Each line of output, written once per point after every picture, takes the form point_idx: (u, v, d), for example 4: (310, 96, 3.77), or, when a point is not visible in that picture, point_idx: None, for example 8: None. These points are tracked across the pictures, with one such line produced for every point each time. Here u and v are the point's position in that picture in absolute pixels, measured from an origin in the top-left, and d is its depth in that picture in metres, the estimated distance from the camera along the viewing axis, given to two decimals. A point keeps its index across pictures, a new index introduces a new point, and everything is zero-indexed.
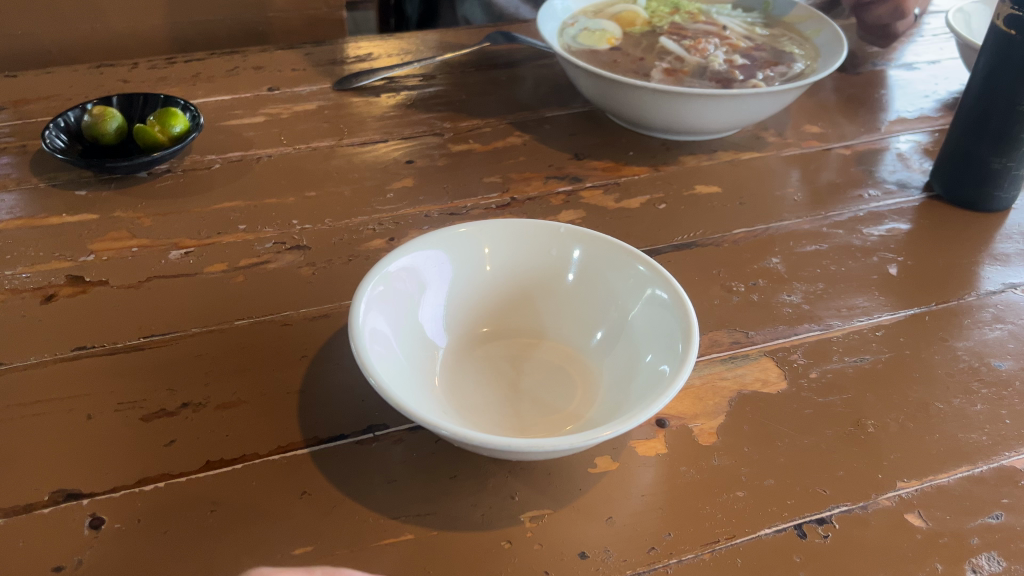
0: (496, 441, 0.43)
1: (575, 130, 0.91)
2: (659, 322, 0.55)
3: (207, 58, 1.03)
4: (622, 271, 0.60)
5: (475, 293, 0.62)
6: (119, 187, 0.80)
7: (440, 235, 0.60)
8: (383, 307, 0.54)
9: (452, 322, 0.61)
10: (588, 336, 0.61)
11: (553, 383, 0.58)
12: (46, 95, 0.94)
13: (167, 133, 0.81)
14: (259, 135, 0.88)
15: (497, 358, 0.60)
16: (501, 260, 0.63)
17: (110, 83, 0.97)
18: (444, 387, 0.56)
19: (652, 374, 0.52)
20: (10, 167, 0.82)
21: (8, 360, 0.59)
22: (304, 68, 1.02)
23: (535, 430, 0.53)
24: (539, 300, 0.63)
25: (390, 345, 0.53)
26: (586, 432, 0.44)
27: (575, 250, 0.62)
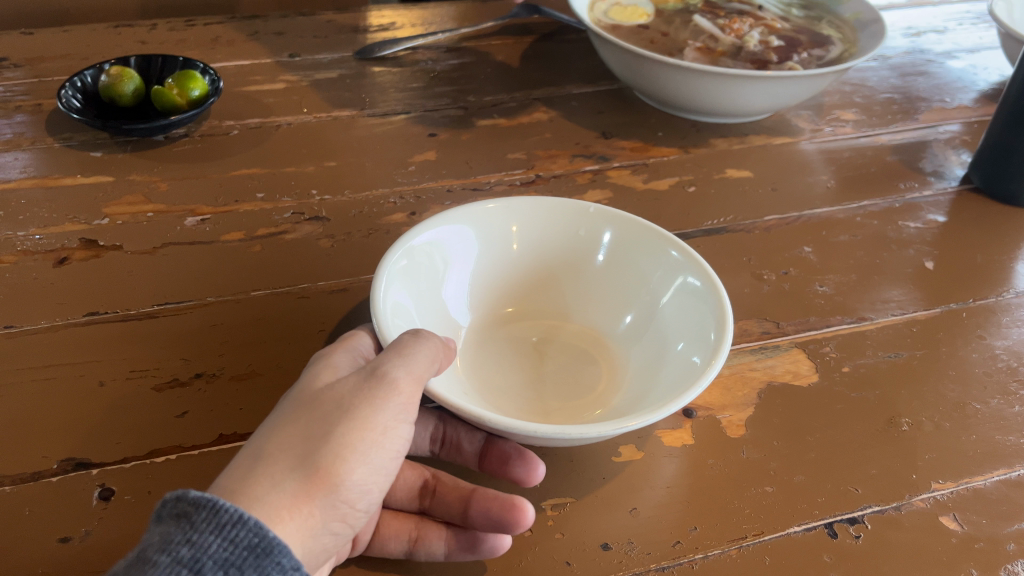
0: (522, 425, 0.41)
1: (603, 107, 0.89)
2: (691, 311, 0.53)
3: (227, 22, 1.01)
4: (654, 256, 0.58)
5: (499, 271, 0.61)
6: (134, 150, 0.78)
7: (466, 209, 0.58)
8: (405, 281, 0.52)
9: (475, 300, 0.59)
10: (615, 322, 0.59)
11: (578, 368, 0.56)
12: (62, 54, 0.92)
13: (186, 96, 0.79)
14: (279, 102, 0.86)
15: (521, 340, 0.58)
16: (529, 238, 0.61)
17: (127, 44, 0.94)
18: (465, 367, 0.54)
19: (682, 365, 0.50)
20: (23, 125, 0.80)
21: (18, 323, 0.58)
22: (325, 35, 0.99)
23: (558, 416, 0.51)
24: (566, 282, 0.61)
25: (412, 322, 0.51)
26: (613, 421, 0.42)
27: (607, 231, 0.60)
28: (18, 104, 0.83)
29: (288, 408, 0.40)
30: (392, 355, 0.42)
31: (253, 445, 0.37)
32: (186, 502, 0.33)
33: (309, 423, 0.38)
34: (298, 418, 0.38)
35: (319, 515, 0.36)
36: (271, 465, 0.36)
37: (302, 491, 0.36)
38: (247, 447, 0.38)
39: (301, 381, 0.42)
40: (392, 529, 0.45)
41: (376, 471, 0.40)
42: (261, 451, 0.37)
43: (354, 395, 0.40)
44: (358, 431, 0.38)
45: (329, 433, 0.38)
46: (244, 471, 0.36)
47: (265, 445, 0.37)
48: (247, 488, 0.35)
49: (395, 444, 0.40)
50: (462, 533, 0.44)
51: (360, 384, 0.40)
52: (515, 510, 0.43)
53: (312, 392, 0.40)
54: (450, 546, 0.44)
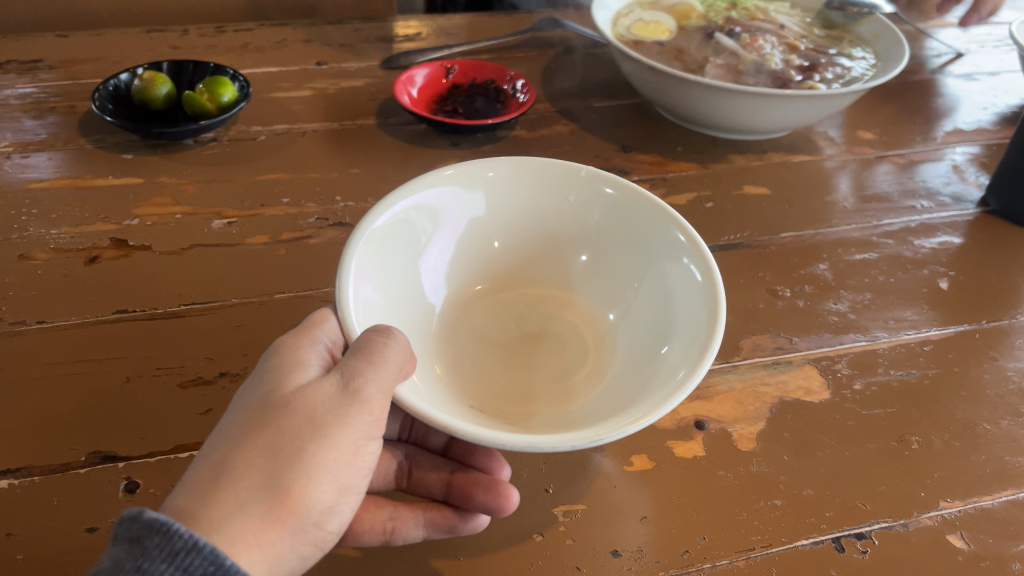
0: (489, 436, 0.40)
1: (623, 121, 0.90)
2: (668, 300, 0.55)
3: (257, 29, 1.02)
4: (631, 238, 0.60)
5: (469, 248, 0.63)
6: (165, 153, 0.80)
7: (426, 179, 0.57)
8: (374, 267, 0.52)
9: (446, 271, 0.61)
10: (590, 295, 0.64)
11: (558, 342, 0.61)
12: (96, 57, 0.94)
13: (216, 102, 0.81)
14: (306, 109, 0.88)
15: (501, 318, 0.63)
16: (499, 208, 0.63)
17: (159, 49, 0.96)
18: (438, 352, 0.57)
19: (656, 352, 0.52)
20: (57, 126, 0.82)
21: (50, 319, 0.60)
22: (351, 44, 1.01)
23: (541, 395, 0.56)
24: (535, 253, 0.65)
25: (385, 311, 0.52)
26: (592, 430, 0.41)
27: (582, 208, 0.63)
28: (52, 106, 0.85)
29: (254, 410, 0.40)
30: (364, 362, 0.42)
31: (218, 458, 0.38)
32: (141, 524, 0.34)
33: (275, 439, 0.38)
34: (267, 426, 0.39)
35: (284, 537, 0.38)
36: (238, 481, 0.37)
37: (269, 514, 0.37)
38: (211, 454, 0.38)
39: (268, 378, 0.42)
40: (366, 523, 0.45)
41: (342, 489, 0.41)
42: (227, 463, 0.37)
43: (326, 407, 0.40)
44: (327, 447, 0.40)
45: (298, 448, 0.39)
46: (208, 485, 0.37)
47: (232, 456, 0.38)
48: (211, 510, 0.36)
49: (360, 457, 0.42)
50: (441, 515, 0.46)
51: (333, 394, 0.41)
52: (501, 497, 0.45)
53: (280, 400, 0.40)
54: (429, 529, 0.46)
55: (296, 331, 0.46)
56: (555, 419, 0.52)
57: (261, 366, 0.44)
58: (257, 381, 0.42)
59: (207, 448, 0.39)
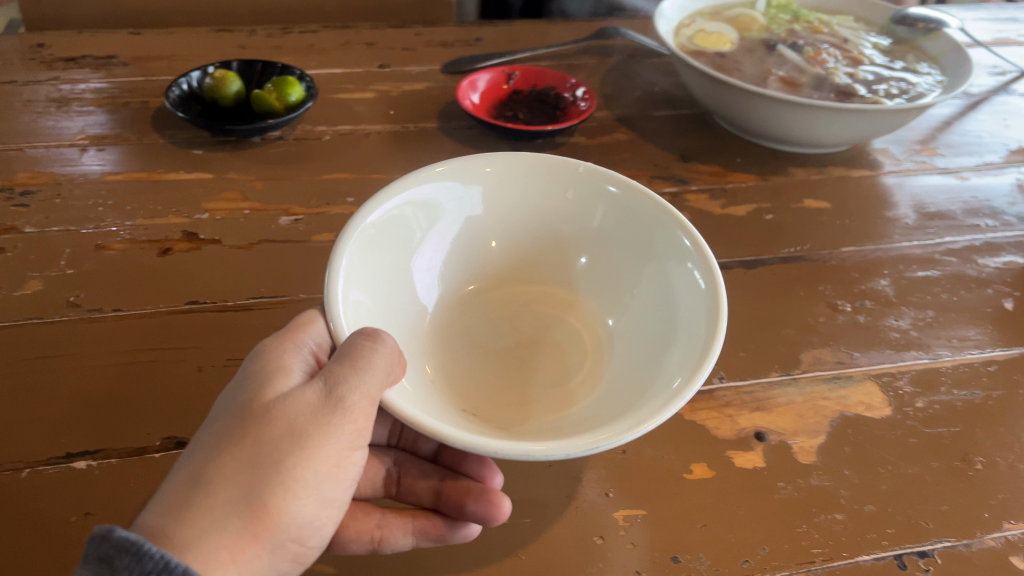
0: (482, 443, 0.39)
1: (682, 130, 0.90)
2: (665, 305, 0.55)
3: (321, 31, 1.04)
4: (628, 240, 0.60)
5: (464, 245, 0.63)
6: (233, 150, 0.82)
7: (417, 175, 0.57)
8: (363, 267, 0.51)
9: (440, 269, 0.61)
10: (587, 295, 0.64)
11: (555, 343, 0.61)
12: (167, 55, 0.97)
13: (284, 101, 0.83)
14: (369, 111, 0.90)
15: (498, 320, 0.63)
16: (494, 206, 0.63)
17: (227, 48, 0.99)
18: (430, 354, 0.57)
19: (651, 358, 0.52)
20: (130, 121, 0.85)
21: (127, 308, 0.62)
22: (413, 48, 1.03)
23: (535, 397, 0.56)
24: (530, 253, 0.66)
25: (376, 311, 0.51)
26: (586, 437, 0.41)
27: (579, 206, 0.63)
28: (125, 101, 0.88)
29: (232, 419, 0.41)
30: (347, 368, 0.42)
31: (195, 470, 0.38)
32: (111, 544, 0.34)
33: (253, 452, 0.39)
34: (244, 436, 0.40)
35: (259, 551, 0.38)
36: (213, 493, 0.37)
37: (244, 529, 0.38)
38: (187, 464, 0.39)
39: (248, 385, 0.43)
40: (353, 531, 0.45)
41: (320, 501, 0.42)
42: (202, 474, 0.38)
43: (306, 416, 0.41)
44: (304, 457, 0.40)
45: (274, 459, 0.39)
46: (183, 496, 0.37)
47: (207, 467, 0.38)
48: (187, 524, 0.36)
49: (339, 467, 0.42)
50: (430, 524, 0.46)
51: (313, 403, 0.42)
52: (491, 506, 0.46)
53: (259, 410, 0.41)
54: (418, 537, 0.46)
55: (281, 335, 0.47)
56: (547, 422, 0.52)
57: (242, 371, 0.44)
58: (238, 388, 0.43)
59: (184, 457, 0.40)
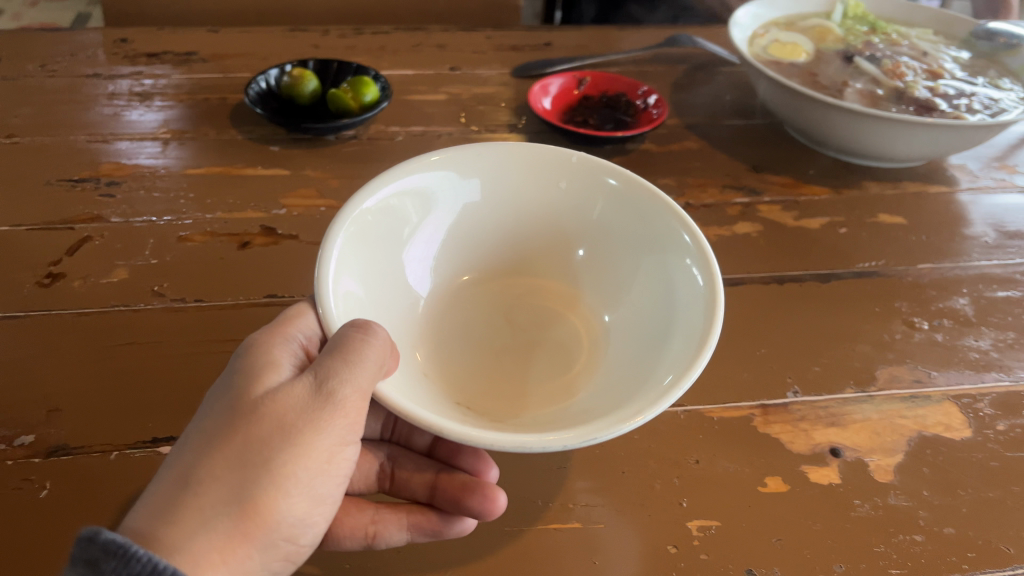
0: (476, 435, 0.40)
1: (752, 140, 0.90)
2: (662, 303, 0.55)
3: (393, 32, 1.06)
4: (626, 235, 0.61)
5: (457, 237, 0.63)
6: (308, 147, 0.83)
7: (410, 164, 0.57)
8: (355, 255, 0.52)
9: (433, 260, 0.62)
10: (585, 288, 0.65)
11: (555, 337, 0.62)
12: (244, 52, 0.99)
13: (359, 101, 0.84)
14: (440, 113, 0.90)
15: (497, 317, 0.64)
16: (490, 195, 0.63)
17: (302, 47, 1.01)
18: (422, 344, 0.58)
19: (643, 356, 0.52)
20: (210, 116, 0.87)
21: (209, 299, 0.63)
22: (483, 51, 1.03)
23: (531, 391, 0.57)
24: (524, 244, 0.66)
25: (368, 298, 0.52)
26: (582, 429, 0.41)
27: (574, 198, 0.63)
28: (204, 97, 0.90)
29: (221, 415, 0.41)
30: (341, 362, 0.42)
31: (184, 470, 0.38)
32: (97, 547, 0.33)
33: (243, 450, 0.39)
34: (234, 433, 0.40)
35: (249, 550, 0.38)
36: (203, 493, 0.38)
37: (235, 529, 0.38)
38: (177, 462, 0.39)
39: (238, 380, 0.43)
40: (346, 527, 0.46)
41: (311, 498, 0.42)
42: (192, 473, 0.38)
43: (295, 412, 0.41)
44: (295, 453, 0.40)
45: (265, 456, 0.40)
46: (174, 494, 0.37)
47: (197, 465, 0.38)
48: (178, 524, 0.36)
49: (330, 463, 0.43)
50: (425, 519, 0.47)
51: (304, 397, 0.42)
52: (488, 502, 0.47)
53: (249, 407, 0.41)
54: (413, 533, 0.47)
55: (270, 328, 0.47)
56: (538, 415, 0.53)
57: (231, 366, 0.44)
58: (227, 383, 0.43)
59: (173, 455, 0.40)
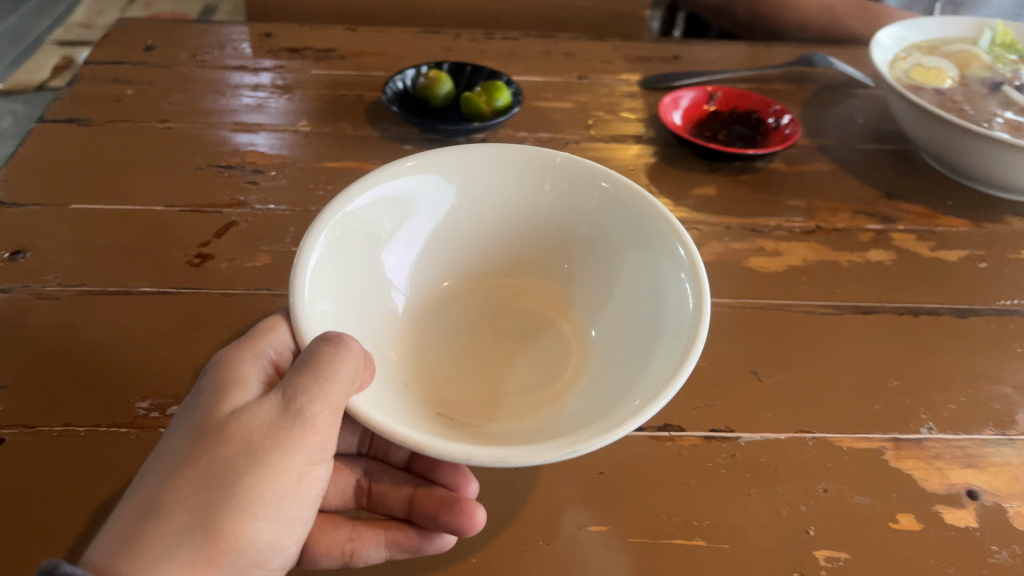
0: (455, 451, 0.39)
1: (886, 166, 0.87)
2: (650, 319, 0.54)
3: (523, 38, 1.07)
4: (616, 237, 0.61)
5: (439, 241, 0.64)
6: (440, 148, 0.85)
7: (387, 169, 0.58)
8: (338, 254, 0.53)
9: (413, 266, 0.63)
10: (572, 290, 0.65)
11: (543, 341, 0.63)
12: (379, 52, 1.02)
13: (491, 105, 0.86)
14: (569, 121, 0.92)
15: (480, 324, 0.64)
16: (468, 202, 0.63)
17: (434, 49, 1.03)
18: (399, 343, 0.59)
19: (625, 371, 0.51)
20: (347, 112, 0.90)
21: None
22: (612, 61, 1.04)
23: (509, 398, 0.57)
24: (510, 247, 0.67)
25: (346, 300, 0.53)
26: (565, 442, 0.41)
27: (558, 199, 0.63)
28: (342, 93, 0.94)
29: (185, 439, 0.41)
30: (310, 378, 0.42)
31: (148, 496, 0.39)
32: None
33: (209, 473, 0.40)
34: (199, 457, 0.40)
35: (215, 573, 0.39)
36: (167, 520, 0.38)
37: (200, 554, 0.38)
38: (141, 490, 0.40)
39: (206, 399, 0.43)
40: (323, 546, 0.46)
41: (281, 520, 0.42)
42: (154, 501, 0.39)
43: (263, 432, 0.42)
44: (261, 475, 0.41)
45: (229, 480, 0.40)
46: (136, 523, 0.38)
47: (161, 491, 0.39)
48: (140, 553, 0.37)
49: (301, 484, 0.43)
50: (403, 536, 0.47)
51: (271, 417, 0.42)
52: (467, 518, 0.47)
53: (217, 429, 0.41)
54: (391, 550, 0.47)
55: (239, 344, 0.48)
56: (512, 426, 0.53)
57: (199, 386, 0.45)
58: (196, 402, 0.44)
59: (137, 481, 0.40)
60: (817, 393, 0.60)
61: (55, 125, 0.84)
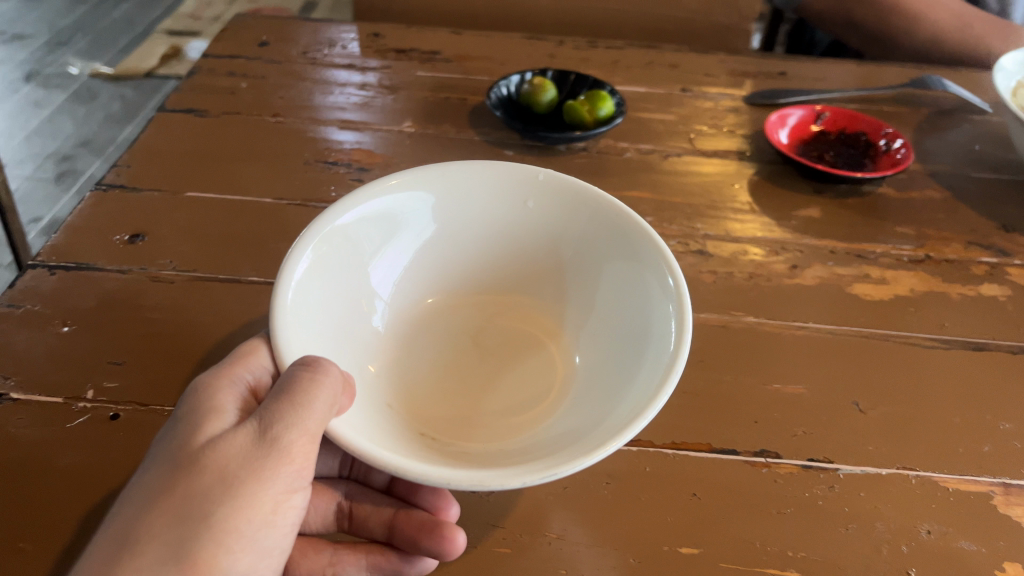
0: (431, 474, 0.40)
1: (1003, 197, 0.84)
2: (634, 346, 0.54)
3: (626, 48, 1.07)
4: (606, 259, 0.61)
5: (422, 261, 0.65)
6: (541, 155, 0.86)
7: (370, 187, 0.59)
8: (321, 266, 0.54)
9: (396, 282, 0.63)
10: (555, 304, 0.66)
11: (528, 354, 0.63)
12: (484, 56, 1.03)
13: (594, 114, 0.86)
14: (670, 134, 0.91)
15: (465, 340, 0.64)
16: (448, 219, 0.64)
17: (538, 55, 1.03)
18: (380, 358, 0.59)
19: (606, 396, 0.51)
20: (450, 115, 0.92)
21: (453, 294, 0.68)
22: (716, 74, 1.03)
23: (487, 414, 0.58)
24: (496, 266, 0.67)
25: (326, 312, 0.54)
26: (542, 465, 0.42)
27: (542, 215, 0.64)
28: (445, 96, 0.95)
29: (161, 468, 0.42)
30: (287, 408, 0.43)
31: (123, 527, 0.40)
32: None
33: (183, 506, 0.41)
34: (174, 488, 0.41)
35: None
36: (141, 553, 0.39)
37: None
38: (117, 520, 0.40)
39: (182, 427, 0.44)
40: (305, 569, 0.50)
41: (255, 548, 0.43)
42: (128, 534, 0.40)
43: (238, 462, 0.42)
44: (235, 505, 0.42)
45: (204, 510, 0.41)
46: (111, 555, 0.39)
47: (135, 524, 0.40)
48: None
49: (275, 513, 0.44)
50: (385, 560, 0.50)
51: (246, 447, 0.43)
52: (446, 542, 0.47)
53: (192, 459, 0.42)
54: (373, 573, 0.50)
55: (218, 369, 0.48)
56: (486, 445, 0.53)
57: (177, 412, 0.46)
58: (172, 429, 0.44)
59: (112, 512, 0.41)
60: (923, 430, 0.58)
61: (174, 115, 0.88)
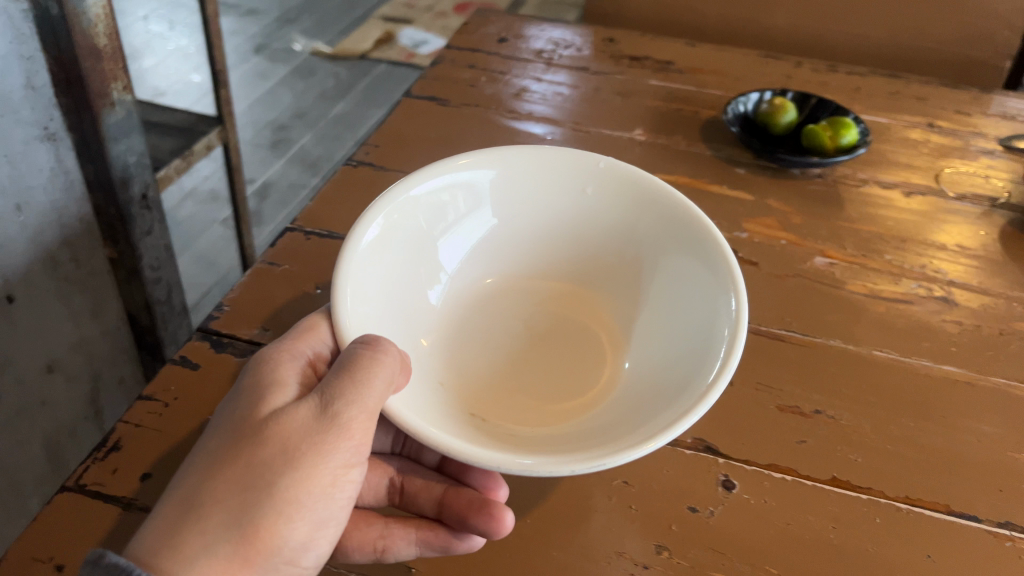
0: (483, 455, 0.42)
1: None
2: (682, 352, 0.53)
3: (869, 75, 1.02)
4: (670, 256, 0.60)
5: (487, 246, 0.66)
6: (774, 177, 0.84)
7: (439, 167, 0.61)
8: (389, 236, 0.57)
9: (460, 263, 0.65)
10: (607, 296, 0.66)
11: (577, 343, 0.63)
12: (718, 70, 1.02)
13: (835, 141, 0.83)
14: (914, 170, 0.86)
15: (524, 326, 0.64)
16: (506, 203, 0.65)
17: (775, 75, 1.01)
18: (433, 332, 0.61)
19: (649, 399, 0.51)
20: (681, 127, 0.91)
21: None
22: (969, 111, 0.96)
23: (531, 397, 0.58)
24: (560, 254, 0.67)
25: (385, 288, 0.56)
26: (590, 455, 0.42)
27: (599, 204, 0.65)
28: (678, 107, 0.95)
29: (223, 438, 0.42)
30: (348, 383, 0.43)
31: (187, 492, 0.40)
32: (101, 567, 0.37)
33: (245, 473, 0.41)
34: (237, 456, 0.41)
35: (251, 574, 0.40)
36: (204, 517, 0.39)
37: (236, 554, 0.39)
38: (181, 487, 0.41)
39: (245, 398, 0.44)
40: (356, 542, 0.47)
41: (317, 522, 0.43)
42: (193, 499, 0.40)
43: (301, 433, 0.42)
44: (298, 476, 0.42)
45: (267, 479, 0.41)
46: (175, 520, 0.39)
47: (198, 490, 0.40)
48: (178, 549, 0.38)
49: (337, 488, 0.44)
50: (433, 536, 0.47)
51: (309, 419, 0.43)
52: (493, 521, 0.47)
53: (253, 429, 0.42)
54: (421, 548, 0.47)
55: (279, 345, 0.49)
56: (525, 430, 0.53)
57: (239, 384, 0.46)
58: (235, 401, 0.45)
59: (176, 479, 0.42)
60: None
61: (419, 101, 0.93)
